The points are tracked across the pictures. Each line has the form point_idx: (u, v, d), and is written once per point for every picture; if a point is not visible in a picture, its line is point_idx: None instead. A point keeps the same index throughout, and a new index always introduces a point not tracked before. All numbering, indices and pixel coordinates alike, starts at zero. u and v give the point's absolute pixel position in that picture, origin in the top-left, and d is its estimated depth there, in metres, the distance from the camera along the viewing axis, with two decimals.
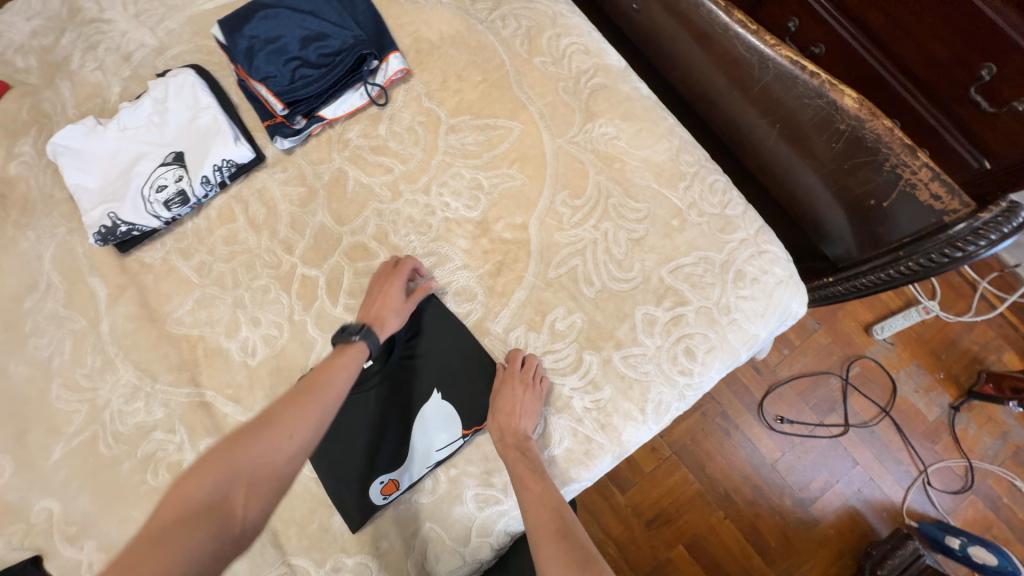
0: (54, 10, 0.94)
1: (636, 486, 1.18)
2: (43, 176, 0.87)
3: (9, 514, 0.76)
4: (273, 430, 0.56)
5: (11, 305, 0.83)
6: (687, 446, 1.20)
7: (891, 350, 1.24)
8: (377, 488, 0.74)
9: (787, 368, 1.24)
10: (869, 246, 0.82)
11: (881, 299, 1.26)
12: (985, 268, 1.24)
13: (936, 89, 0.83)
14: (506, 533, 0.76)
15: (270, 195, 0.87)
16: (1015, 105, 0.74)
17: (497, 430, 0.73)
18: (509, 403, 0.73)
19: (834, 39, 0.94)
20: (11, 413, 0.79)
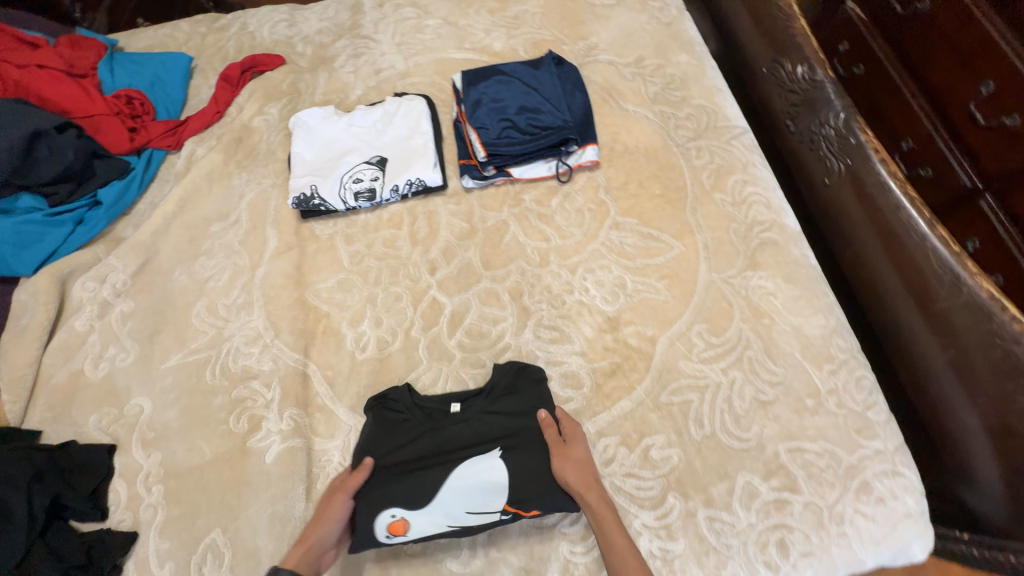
0: (342, 20, 1.15)
1: None
2: (274, 136, 1.02)
3: (110, 397, 0.82)
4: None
5: (201, 223, 0.95)
6: None
7: None
8: (384, 521, 0.67)
9: None
10: None
11: None
12: None
13: None
14: None
15: (438, 219, 0.95)
16: None
17: (575, 481, 0.68)
18: (583, 455, 0.71)
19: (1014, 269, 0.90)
20: (156, 310, 0.88)
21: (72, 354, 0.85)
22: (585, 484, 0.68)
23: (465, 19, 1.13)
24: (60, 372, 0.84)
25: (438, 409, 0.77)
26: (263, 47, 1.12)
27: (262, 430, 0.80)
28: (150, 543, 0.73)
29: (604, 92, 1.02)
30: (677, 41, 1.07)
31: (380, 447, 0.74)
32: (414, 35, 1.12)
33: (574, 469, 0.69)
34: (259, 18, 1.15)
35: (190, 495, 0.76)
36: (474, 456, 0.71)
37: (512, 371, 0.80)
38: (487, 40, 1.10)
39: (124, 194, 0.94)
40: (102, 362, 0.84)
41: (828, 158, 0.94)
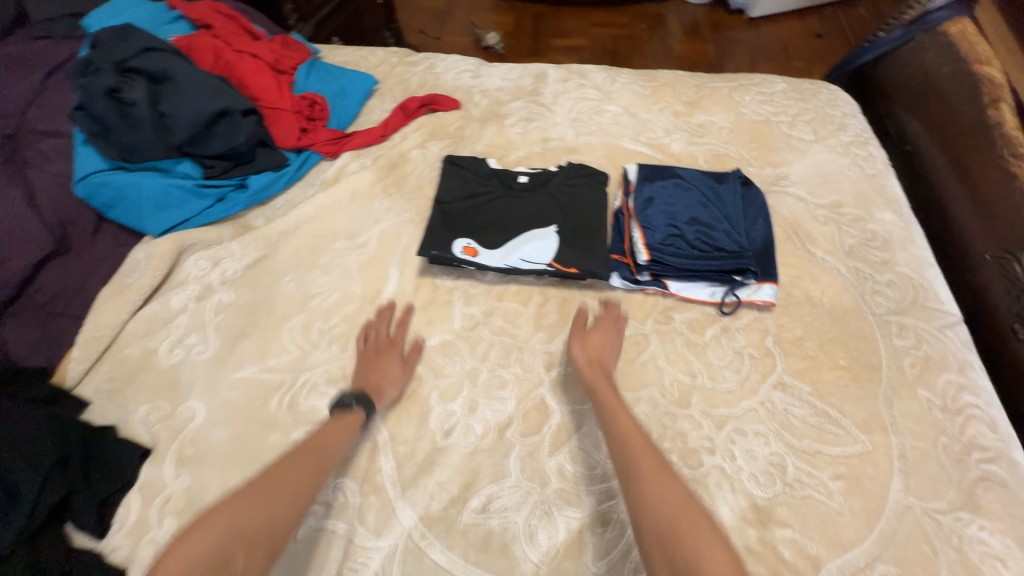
0: (524, 85, 1.16)
1: None
2: (427, 172, 0.99)
3: (169, 389, 0.74)
4: (201, 538, 0.51)
5: (328, 235, 0.90)
6: None
7: None
8: (461, 246, 0.82)
9: None
10: None
11: None
12: None
13: None
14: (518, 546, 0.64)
15: (569, 307, 0.83)
16: None
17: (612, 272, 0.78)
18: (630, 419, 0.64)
19: None
20: (251, 310, 0.81)
21: (155, 329, 0.79)
22: (659, 469, 0.58)
23: (647, 113, 1.08)
24: (136, 344, 0.77)
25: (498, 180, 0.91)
26: (443, 88, 1.14)
27: None
28: None
29: (789, 229, 0.90)
30: (882, 196, 0.94)
31: (479, 220, 0.86)
32: (591, 115, 1.08)
33: (584, 345, 0.75)
34: (448, 65, 1.19)
35: None
36: (536, 229, 0.85)
37: (584, 176, 0.92)
38: (666, 140, 1.03)
39: (270, 186, 0.93)
40: (178, 348, 0.77)
41: None
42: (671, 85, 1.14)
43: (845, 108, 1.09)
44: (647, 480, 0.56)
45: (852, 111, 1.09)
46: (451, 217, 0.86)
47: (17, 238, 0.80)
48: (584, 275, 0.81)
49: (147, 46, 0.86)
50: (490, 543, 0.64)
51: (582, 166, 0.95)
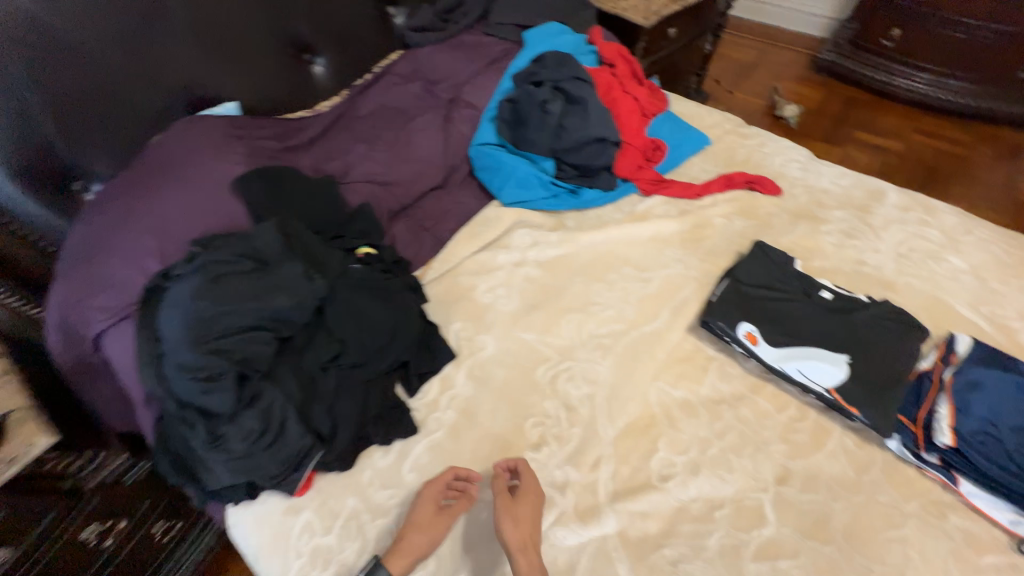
0: (852, 199, 1.12)
1: None
2: (725, 243, 1.05)
3: (476, 320, 0.97)
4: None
5: (621, 260, 1.04)
6: None
7: None
8: (745, 329, 0.87)
9: None
10: None
11: None
12: None
13: None
14: None
15: (825, 438, 0.81)
16: None
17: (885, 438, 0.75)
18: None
19: None
20: (546, 291, 1.01)
21: (481, 271, 1.03)
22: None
23: (998, 286, 0.95)
24: (465, 275, 1.03)
25: (799, 286, 0.93)
26: (767, 171, 1.18)
27: (540, 455, 0.80)
28: (417, 445, 0.83)
29: None
30: None
31: (769, 312, 0.89)
32: (923, 260, 1.00)
33: (512, 521, 0.70)
34: (779, 151, 1.22)
35: (463, 442, 0.83)
36: (827, 349, 0.83)
37: (896, 322, 0.87)
38: (1013, 325, 0.90)
39: (595, 201, 1.12)
40: (490, 293, 1.01)
41: None
42: None
43: None
44: None
45: None
46: (744, 299, 0.91)
47: (426, 171, 1.18)
48: (861, 416, 0.79)
49: (578, 77, 1.10)
50: None
51: (892, 305, 0.90)
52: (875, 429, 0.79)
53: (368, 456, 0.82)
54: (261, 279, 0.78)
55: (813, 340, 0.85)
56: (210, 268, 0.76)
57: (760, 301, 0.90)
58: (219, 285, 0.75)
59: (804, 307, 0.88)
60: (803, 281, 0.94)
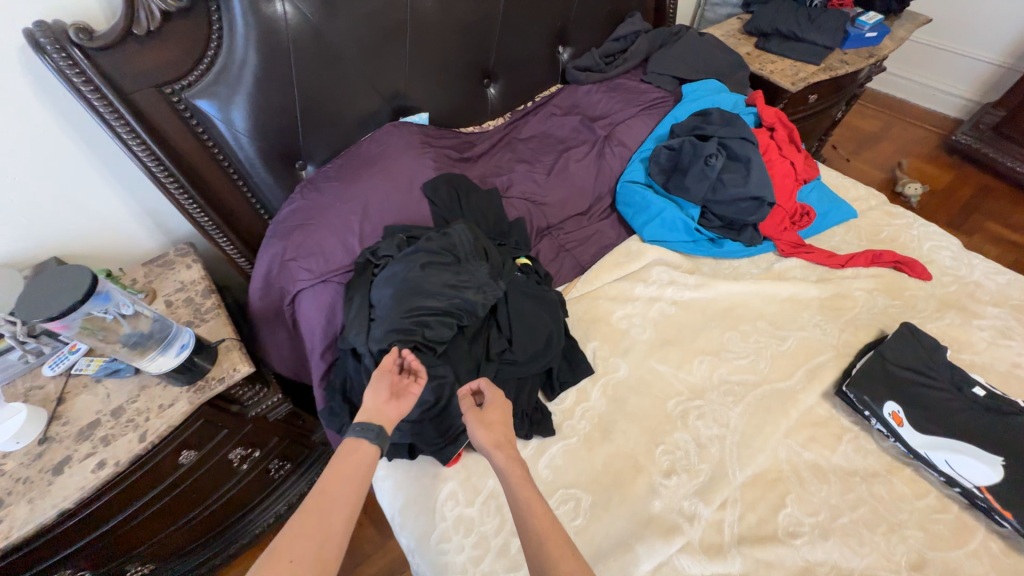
0: (1011, 298, 1.09)
1: None
2: (866, 318, 1.06)
3: (612, 342, 1.04)
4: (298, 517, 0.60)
5: (756, 314, 1.08)
6: None
7: None
8: (889, 408, 0.89)
9: None
10: None
11: None
12: None
13: None
14: None
15: (967, 537, 0.80)
16: None
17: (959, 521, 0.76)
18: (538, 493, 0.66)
19: None
20: (680, 329, 1.06)
21: (619, 298, 1.11)
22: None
23: None
24: (605, 299, 1.10)
25: (950, 376, 0.91)
26: (915, 254, 1.17)
27: (669, 482, 0.85)
28: (554, 446, 0.90)
29: None
30: None
31: (915, 395, 0.89)
32: None
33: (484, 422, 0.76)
34: (931, 236, 1.20)
35: (596, 453, 0.89)
36: (977, 446, 0.82)
37: None
38: None
39: (735, 254, 1.17)
40: (627, 320, 1.08)
41: None
42: None
43: None
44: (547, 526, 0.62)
45: None
46: (888, 377, 0.92)
47: (575, 198, 1.28)
48: (1011, 523, 0.77)
49: (743, 137, 1.17)
50: None
51: None
52: None
53: None
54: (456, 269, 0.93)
55: (966, 433, 0.84)
56: (420, 257, 0.92)
57: (906, 384, 0.91)
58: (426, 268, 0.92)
59: (955, 400, 0.88)
60: (954, 372, 0.92)
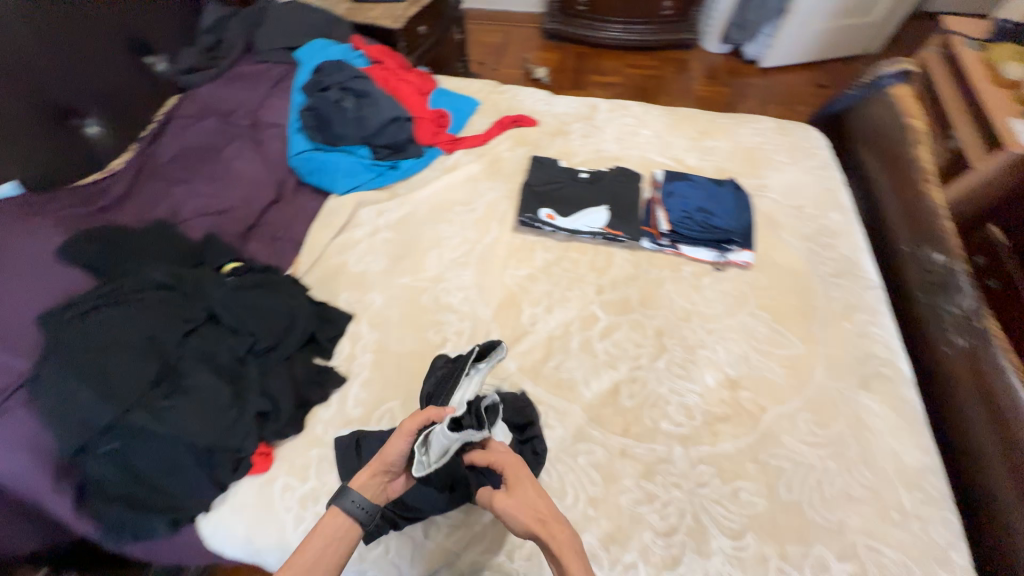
0: (582, 112, 1.61)
1: None
2: (516, 166, 1.42)
3: (359, 286, 1.17)
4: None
5: (451, 203, 1.34)
6: None
7: None
8: (544, 213, 1.27)
9: None
10: None
11: None
12: None
13: None
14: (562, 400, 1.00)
15: (615, 257, 1.24)
16: None
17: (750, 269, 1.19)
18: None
19: None
20: (404, 245, 1.25)
21: (346, 250, 1.23)
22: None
23: (671, 138, 1.52)
24: (336, 257, 1.22)
25: (566, 176, 1.35)
26: (525, 111, 1.60)
27: (447, 349, 1.07)
28: (352, 387, 1.01)
29: (765, 218, 1.30)
30: (834, 204, 1.34)
31: (553, 198, 1.29)
32: (630, 136, 1.52)
33: (521, 503, 0.71)
34: (529, 96, 1.65)
35: (387, 369, 1.04)
36: (591, 207, 1.27)
37: (624, 177, 1.35)
38: (683, 156, 1.46)
39: (414, 168, 1.38)
40: (362, 262, 1.21)
41: (951, 333, 1.10)
42: (689, 120, 1.57)
43: (814, 143, 1.51)
44: None
45: (821, 146, 1.51)
46: (536, 196, 1.30)
47: (258, 190, 1.29)
48: (623, 236, 1.24)
49: (356, 75, 1.34)
50: (561, 384, 1.03)
51: (616, 167, 1.40)
52: (633, 239, 1.25)
53: (312, 415, 0.97)
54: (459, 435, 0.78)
55: (585, 203, 1.28)
56: (91, 300, 0.89)
57: (546, 194, 1.30)
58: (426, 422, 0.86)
59: (573, 188, 1.31)
60: (568, 172, 1.36)
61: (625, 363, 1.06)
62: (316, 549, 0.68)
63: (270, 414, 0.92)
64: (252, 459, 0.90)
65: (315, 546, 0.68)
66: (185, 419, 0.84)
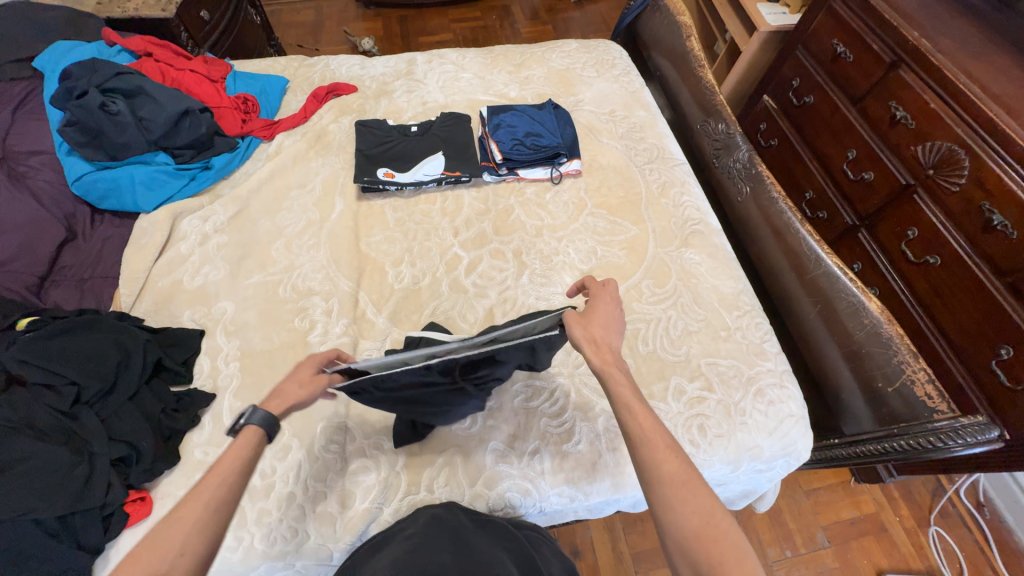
0: (398, 67, 1.57)
1: (592, 557, 1.41)
2: (345, 137, 1.37)
3: (202, 300, 1.07)
4: (195, 502, 0.57)
5: (285, 190, 1.26)
6: (649, 551, 1.42)
7: (825, 550, 1.49)
8: (382, 173, 1.26)
9: (762, 548, 1.47)
10: (884, 422, 0.99)
11: (843, 501, 1.57)
12: (944, 508, 1.56)
13: (963, 328, 1.22)
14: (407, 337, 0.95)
15: (463, 198, 1.29)
16: (1002, 352, 1.12)
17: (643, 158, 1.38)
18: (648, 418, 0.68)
19: (866, 262, 1.54)
20: (244, 244, 1.16)
21: (175, 268, 1.11)
22: (682, 476, 0.61)
23: (491, 75, 1.56)
24: (165, 278, 1.09)
25: (396, 134, 1.34)
26: (340, 79, 1.52)
27: (319, 331, 1.05)
28: (224, 401, 0.95)
29: (586, 129, 1.43)
30: (639, 103, 1.51)
31: (389, 160, 1.29)
32: (453, 82, 1.53)
33: (584, 327, 0.79)
34: (340, 61, 1.56)
35: (259, 370, 0.99)
36: (426, 157, 1.30)
37: (452, 122, 1.38)
38: (505, 90, 1.52)
39: (230, 162, 1.27)
40: (198, 276, 1.11)
41: (739, 183, 1.34)
42: (504, 54, 1.61)
43: (615, 54, 1.65)
44: (635, 418, 0.67)
45: (619, 54, 1.66)
46: (370, 160, 1.28)
47: (37, 232, 1.08)
48: (464, 175, 1.28)
49: (118, 72, 1.17)
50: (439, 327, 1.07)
51: (442, 113, 1.41)
52: (475, 177, 1.30)
53: (186, 442, 0.91)
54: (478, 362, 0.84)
55: (420, 155, 1.30)
56: None
57: (380, 156, 1.29)
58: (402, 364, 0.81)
59: (406, 144, 1.32)
60: (396, 129, 1.35)
61: (495, 290, 1.13)
62: (231, 464, 0.63)
63: (130, 458, 0.83)
64: (126, 510, 0.82)
65: (229, 461, 0.63)
66: (13, 497, 0.73)
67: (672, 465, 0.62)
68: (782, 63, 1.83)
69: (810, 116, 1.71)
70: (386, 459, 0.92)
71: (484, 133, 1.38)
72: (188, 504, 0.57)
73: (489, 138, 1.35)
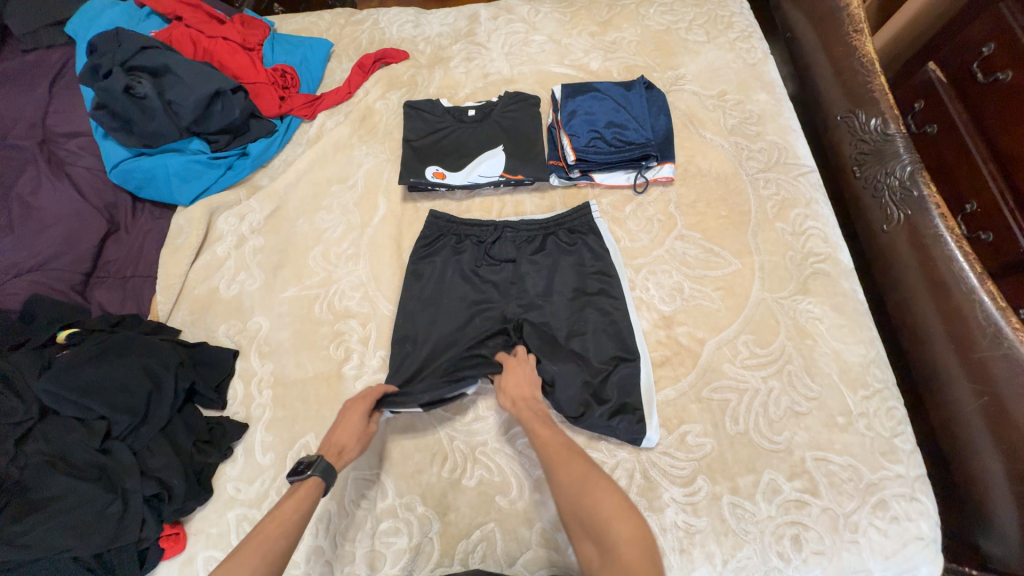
0: (458, 26, 1.30)
1: None
2: (392, 119, 1.18)
3: (237, 313, 1.00)
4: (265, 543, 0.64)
5: (326, 184, 1.12)
6: None
7: None
8: (431, 172, 1.07)
9: None
10: None
11: None
12: None
13: None
14: (453, 337, 0.94)
15: (523, 206, 1.08)
16: None
17: (763, 165, 1.07)
18: (541, 424, 0.77)
19: None
20: (280, 249, 1.05)
21: (211, 274, 1.03)
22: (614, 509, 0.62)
23: (569, 38, 1.25)
24: (201, 286, 1.02)
25: (451, 120, 1.13)
26: (391, 42, 1.29)
27: (355, 363, 0.94)
28: (257, 433, 0.89)
29: (685, 118, 1.13)
30: (760, 82, 1.16)
31: (441, 154, 1.09)
32: (521, 48, 1.25)
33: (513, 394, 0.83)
34: (390, 17, 1.32)
35: (291, 402, 0.91)
36: (484, 153, 1.08)
37: (517, 104, 1.13)
38: (586, 60, 1.23)
39: (267, 150, 1.13)
40: (234, 284, 1.02)
41: (888, 207, 1.01)
42: (587, 9, 1.29)
43: (733, 8, 1.25)
44: (581, 469, 0.68)
45: (740, 8, 1.26)
46: (419, 154, 1.09)
47: (80, 225, 1.01)
48: (527, 178, 1.05)
49: (142, 46, 1.03)
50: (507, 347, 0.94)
51: (506, 93, 1.16)
52: (540, 180, 1.07)
53: (218, 476, 0.87)
54: (544, 333, 0.93)
55: (477, 149, 1.09)
56: None
57: (430, 150, 1.09)
58: (466, 224, 1.03)
59: (462, 133, 1.11)
60: (450, 112, 1.13)
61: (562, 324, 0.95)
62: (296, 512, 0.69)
63: (162, 495, 0.79)
64: (160, 545, 0.80)
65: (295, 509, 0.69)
66: (48, 538, 0.72)
67: (608, 499, 0.63)
68: (968, 20, 1.32)
69: (998, 100, 1.22)
70: (417, 523, 0.82)
71: (555, 122, 1.12)
72: (248, 553, 0.63)
73: (560, 128, 1.10)
